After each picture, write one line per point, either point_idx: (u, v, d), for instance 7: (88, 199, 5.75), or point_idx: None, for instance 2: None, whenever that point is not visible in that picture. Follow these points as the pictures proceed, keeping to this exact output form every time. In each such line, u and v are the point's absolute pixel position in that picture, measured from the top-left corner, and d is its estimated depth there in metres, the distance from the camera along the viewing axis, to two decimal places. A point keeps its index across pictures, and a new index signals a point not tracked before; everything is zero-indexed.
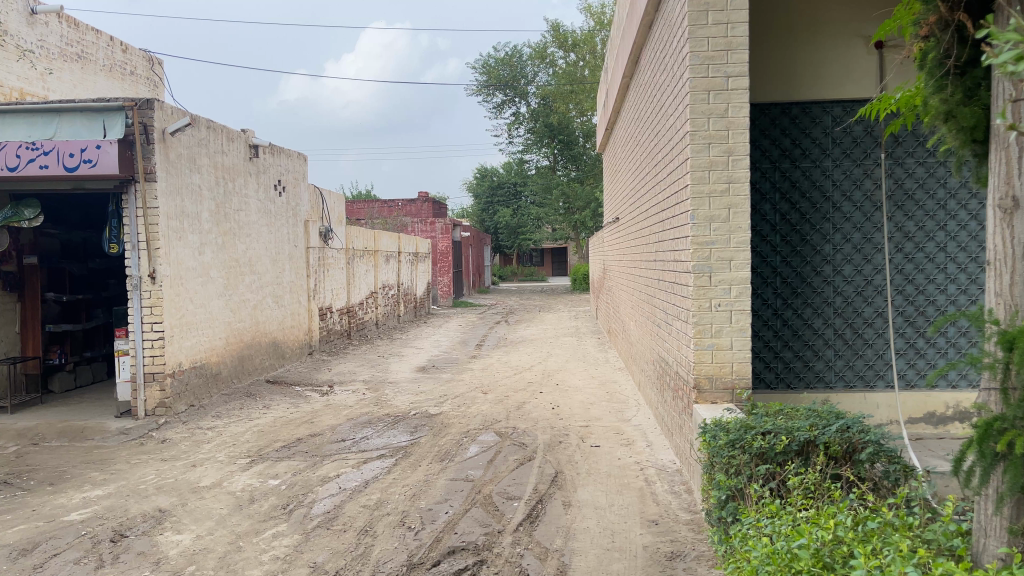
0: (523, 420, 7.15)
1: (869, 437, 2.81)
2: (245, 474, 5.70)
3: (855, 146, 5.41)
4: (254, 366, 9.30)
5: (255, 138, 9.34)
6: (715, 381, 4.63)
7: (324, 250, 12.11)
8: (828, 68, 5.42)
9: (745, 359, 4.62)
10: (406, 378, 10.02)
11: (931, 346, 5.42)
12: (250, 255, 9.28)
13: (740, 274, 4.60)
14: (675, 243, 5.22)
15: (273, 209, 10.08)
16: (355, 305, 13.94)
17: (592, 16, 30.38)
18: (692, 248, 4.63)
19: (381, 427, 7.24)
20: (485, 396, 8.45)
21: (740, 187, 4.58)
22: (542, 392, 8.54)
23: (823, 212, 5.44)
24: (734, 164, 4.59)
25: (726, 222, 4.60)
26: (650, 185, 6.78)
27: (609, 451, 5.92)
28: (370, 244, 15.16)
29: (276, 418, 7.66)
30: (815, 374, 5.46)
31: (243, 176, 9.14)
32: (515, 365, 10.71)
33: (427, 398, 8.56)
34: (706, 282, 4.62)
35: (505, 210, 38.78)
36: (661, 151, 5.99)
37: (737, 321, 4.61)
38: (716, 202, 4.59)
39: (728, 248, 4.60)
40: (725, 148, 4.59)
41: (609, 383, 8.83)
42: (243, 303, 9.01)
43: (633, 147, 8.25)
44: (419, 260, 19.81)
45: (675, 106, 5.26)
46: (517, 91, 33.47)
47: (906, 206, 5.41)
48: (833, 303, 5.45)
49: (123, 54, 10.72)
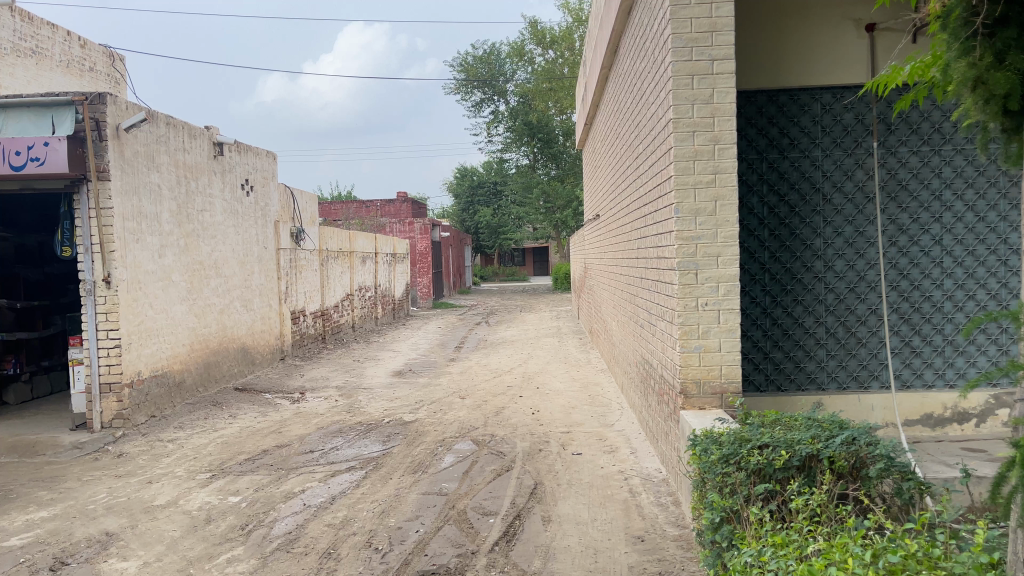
0: (501, 427, 6.82)
1: (878, 451, 2.52)
2: (203, 491, 5.33)
3: (845, 135, 5.16)
4: (221, 373, 8.90)
5: (219, 135, 8.94)
6: (704, 387, 4.34)
7: (296, 251, 11.72)
8: (819, 55, 5.13)
9: (735, 361, 4.32)
10: (381, 383, 9.66)
11: (928, 345, 5.16)
12: (216, 258, 8.88)
13: (729, 271, 4.30)
14: (657, 239, 4.94)
15: (240, 210, 9.68)
16: (330, 308, 13.56)
17: (570, 12, 30.12)
18: (677, 244, 4.33)
19: (353, 436, 6.90)
20: (462, 401, 8.12)
21: (727, 178, 4.28)
22: (522, 396, 8.22)
23: (812, 204, 5.18)
24: (721, 153, 4.29)
25: (712, 215, 4.30)
26: (631, 178, 6.51)
27: (591, 459, 5.62)
28: (345, 245, 14.79)
29: (242, 428, 7.29)
30: (806, 376, 5.19)
31: (207, 175, 8.74)
32: (495, 367, 10.38)
33: (401, 404, 8.21)
34: (692, 280, 4.32)
35: (485, 210, 38.44)
36: (643, 141, 5.70)
37: (725, 321, 4.32)
38: (702, 193, 4.29)
39: (715, 244, 4.31)
40: (711, 136, 4.29)
41: (591, 385, 8.52)
42: (208, 308, 8.61)
43: (613, 140, 7.96)
44: (396, 261, 19.43)
45: (656, 95, 4.98)
46: (495, 89, 33.17)
47: (899, 197, 5.15)
48: (824, 301, 5.19)
49: (81, 49, 10.28)
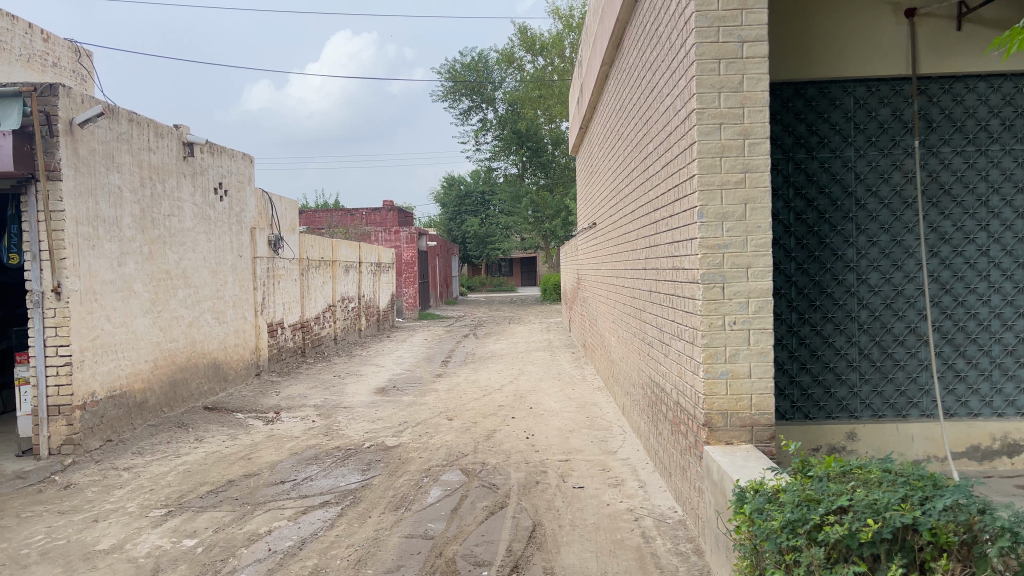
0: (493, 453, 6.21)
1: (995, 524, 1.94)
2: (154, 532, 4.67)
3: (881, 132, 4.62)
4: (190, 392, 8.23)
5: (189, 135, 8.31)
6: (732, 419, 3.75)
7: (274, 260, 11.08)
8: (851, 43, 4.58)
9: (766, 390, 3.74)
10: (362, 402, 9.01)
11: (973, 368, 4.61)
12: (184, 266, 8.22)
13: (761, 285, 3.73)
14: (672, 247, 4.38)
15: (212, 215, 9.03)
16: (310, 320, 12.91)
17: (560, 19, 29.69)
18: (700, 253, 3.76)
19: (329, 464, 6.26)
20: (450, 423, 7.51)
21: (759, 178, 3.71)
22: (514, 417, 7.62)
23: (844, 210, 4.63)
24: (751, 149, 3.72)
25: (741, 221, 3.73)
26: (637, 182, 5.94)
27: (595, 494, 5.02)
28: (327, 254, 14.15)
29: (208, 453, 6.63)
30: (837, 402, 4.63)
31: (176, 177, 8.10)
32: (484, 385, 9.76)
33: (383, 426, 7.57)
34: (717, 295, 3.74)
35: (473, 219, 37.90)
36: (652, 140, 5.13)
37: (756, 343, 3.73)
38: (730, 195, 3.72)
39: (744, 253, 3.73)
40: (740, 129, 3.72)
41: (589, 406, 7.93)
42: (175, 321, 7.95)
43: (613, 141, 7.41)
44: (382, 270, 18.81)
45: (670, 84, 4.42)
46: (483, 97, 32.70)
47: (941, 202, 4.61)
48: (857, 318, 4.63)
49: (44, 44, 9.63)
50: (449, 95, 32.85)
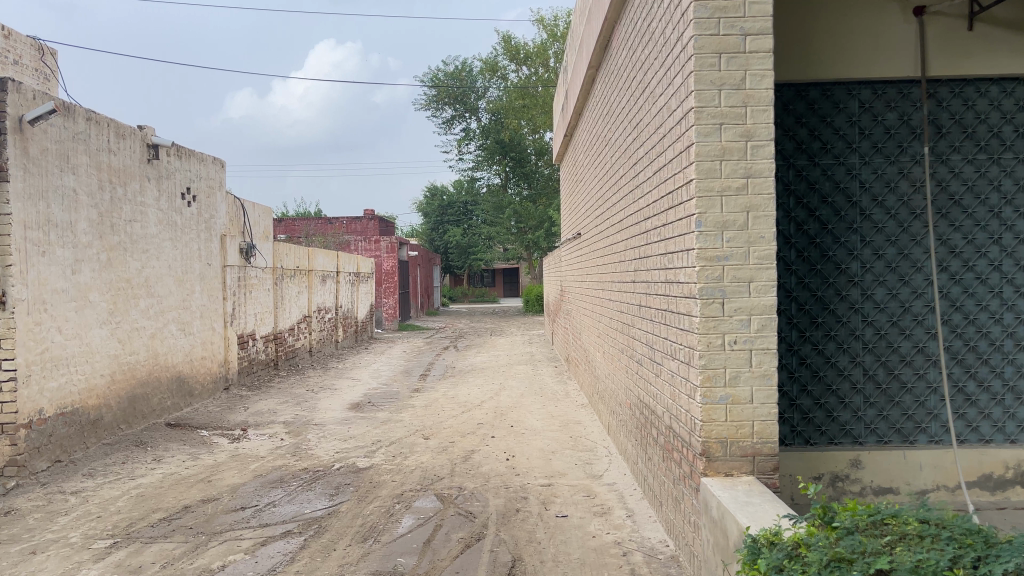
0: (472, 477, 5.83)
1: None
2: (95, 568, 4.24)
3: (887, 138, 4.33)
4: (151, 408, 7.78)
5: (154, 136, 7.89)
6: (732, 448, 3.40)
7: (245, 269, 10.66)
8: (856, 43, 4.28)
9: (769, 416, 3.40)
10: (335, 419, 8.60)
11: (984, 391, 4.31)
12: (147, 274, 7.79)
13: (764, 300, 3.40)
14: (665, 259, 4.05)
15: (179, 222, 8.60)
16: (284, 331, 12.46)
17: (545, 28, 29.50)
18: (698, 265, 3.41)
19: (295, 488, 5.84)
20: (426, 443, 7.13)
21: (763, 183, 3.38)
22: (494, 436, 7.25)
23: (848, 220, 4.32)
24: (754, 152, 3.39)
25: (743, 230, 3.40)
26: (625, 190, 5.60)
27: (580, 524, 4.65)
28: (303, 263, 13.72)
29: (165, 476, 6.19)
30: (840, 427, 4.32)
31: (139, 181, 7.68)
32: (463, 400, 9.37)
33: (355, 446, 7.17)
34: (717, 311, 3.40)
35: (456, 230, 37.53)
36: (641, 144, 4.79)
37: (758, 364, 3.39)
38: (730, 202, 3.39)
39: (746, 266, 3.40)
40: (742, 130, 3.39)
41: (572, 424, 7.58)
42: (135, 332, 7.50)
43: (600, 147, 7.08)
44: (360, 281, 18.39)
45: (663, 84, 4.09)
46: (467, 106, 32.38)
47: (951, 213, 4.31)
48: (862, 336, 4.32)
49: (5, 40, 9.17)
50: (433, 104, 32.54)
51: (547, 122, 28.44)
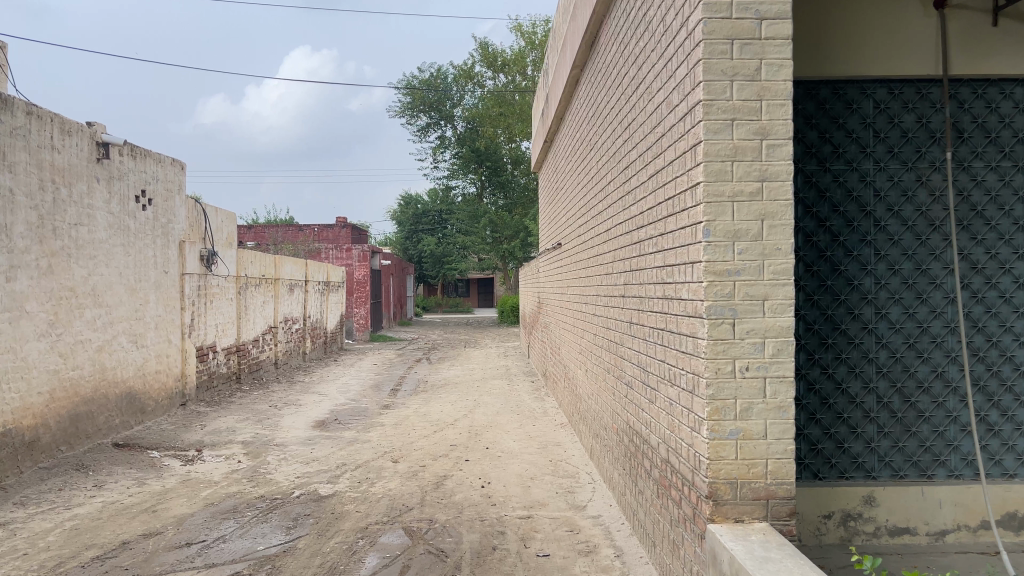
0: (444, 508, 5.35)
1: None
2: None
3: (904, 142, 3.95)
4: (97, 427, 7.18)
5: (104, 134, 7.34)
6: (742, 490, 2.97)
7: (206, 277, 10.09)
8: (872, 38, 3.91)
9: (786, 454, 2.97)
10: (298, 438, 8.06)
11: (1008, 421, 3.92)
12: (94, 282, 7.22)
13: (780, 322, 2.98)
14: (663, 273, 3.61)
15: (133, 226, 8.03)
16: (247, 343, 11.87)
17: (522, 36, 29.19)
18: (706, 281, 2.98)
19: (249, 519, 5.31)
20: (395, 467, 6.63)
21: (782, 188, 2.97)
22: (468, 460, 6.77)
23: (861, 232, 3.94)
24: (770, 152, 2.98)
25: (757, 241, 2.97)
26: (612, 196, 5.16)
27: (564, 566, 4.18)
28: (269, 271, 13.14)
29: (105, 505, 5.61)
30: (852, 459, 3.91)
31: (86, 182, 7.12)
32: (436, 418, 8.88)
33: (318, 470, 6.65)
34: (727, 333, 2.97)
35: (430, 239, 37.01)
36: (634, 145, 4.35)
37: (774, 395, 2.97)
38: (744, 209, 2.97)
39: (761, 282, 2.97)
40: (757, 127, 2.97)
41: (552, 446, 7.12)
42: (79, 345, 6.92)
43: (584, 151, 6.66)
44: (330, 290, 17.81)
45: (661, 77, 3.66)
46: (442, 113, 31.69)
47: (972, 225, 3.94)
48: (876, 359, 3.93)
49: None
50: (408, 111, 32.05)
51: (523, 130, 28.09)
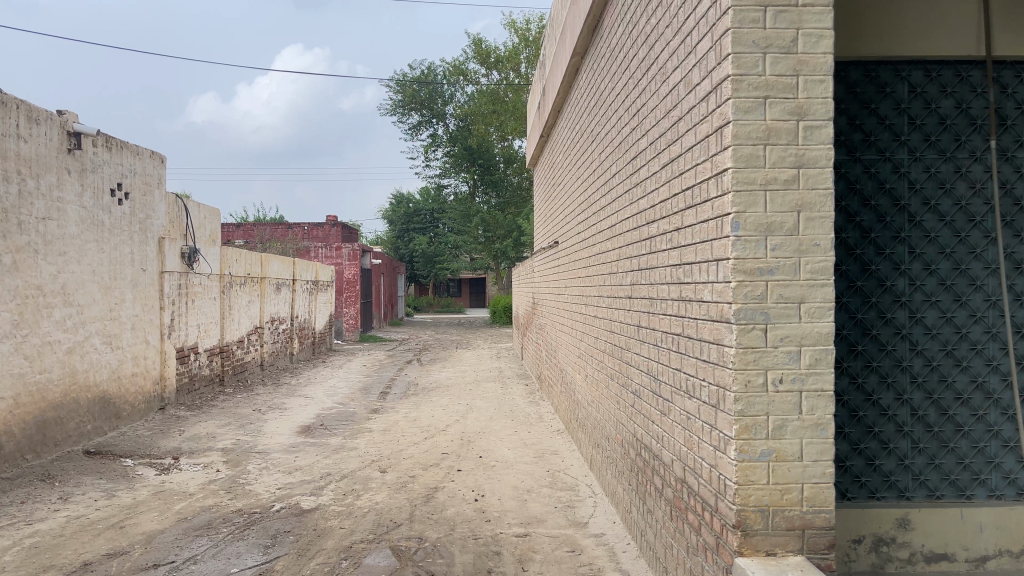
0: (435, 524, 4.97)
1: None
2: None
3: (942, 130, 3.61)
4: (66, 434, 6.77)
5: (76, 124, 6.94)
6: (775, 518, 2.61)
7: (187, 276, 9.67)
8: (906, 15, 3.57)
9: (824, 478, 2.61)
10: (281, 445, 7.67)
11: None
12: (64, 280, 6.81)
13: (819, 327, 2.62)
14: (679, 273, 3.26)
15: (108, 222, 7.62)
16: (231, 344, 11.45)
17: (516, 32, 28.82)
18: (734, 282, 2.62)
19: (224, 536, 4.92)
20: (383, 477, 6.25)
21: (821, 175, 2.62)
22: (461, 470, 6.40)
23: (894, 228, 3.59)
24: (807, 135, 2.62)
25: (793, 235, 2.62)
26: (617, 189, 4.81)
27: None
28: (255, 270, 12.72)
29: (70, 520, 5.21)
30: (882, 477, 3.57)
31: (56, 173, 6.71)
32: (426, 424, 8.50)
33: (301, 481, 6.26)
34: (758, 341, 2.62)
35: (421, 238, 36.61)
36: (643, 134, 4.00)
37: (810, 411, 2.62)
38: (778, 199, 2.61)
39: (796, 282, 2.62)
40: (794, 106, 2.61)
41: (549, 456, 6.75)
42: (47, 347, 6.51)
43: (584, 144, 6.30)
44: (319, 289, 17.39)
45: (677, 56, 3.32)
46: (432, 112, 31.42)
47: (1017, 221, 3.58)
48: (910, 368, 3.58)
49: None
50: (399, 108, 31.63)
51: (516, 128, 27.75)
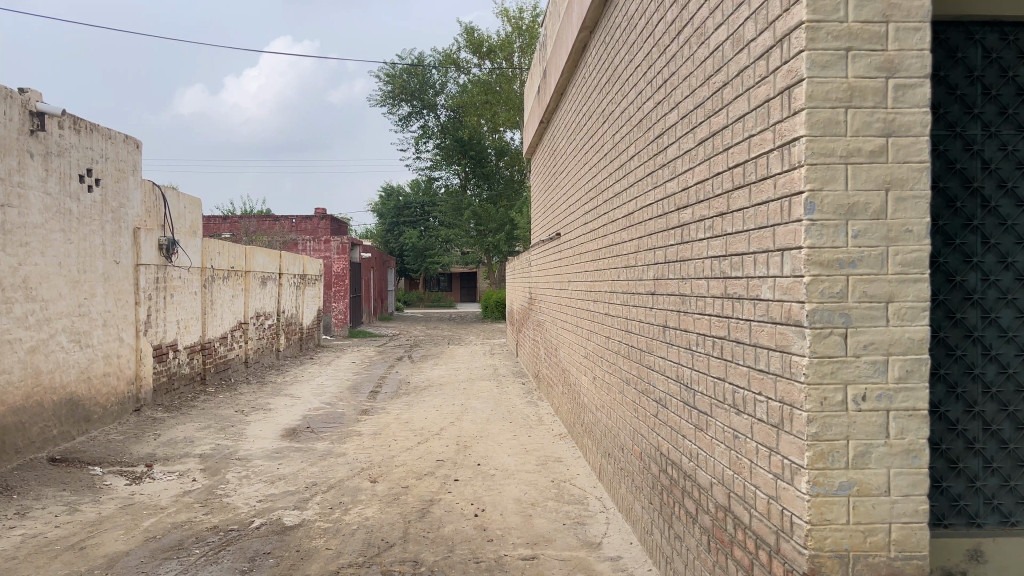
0: (431, 545, 4.47)
1: None
2: None
3: (1020, 102, 3.11)
4: (29, 440, 6.23)
5: (40, 103, 6.38)
6: (856, 567, 2.13)
7: (166, 268, 9.12)
8: None
9: (916, 516, 2.14)
10: (264, 451, 7.16)
11: None
12: (26, 273, 6.26)
13: (911, 332, 2.14)
14: (724, 267, 2.79)
15: (76, 210, 7.07)
16: (213, 340, 10.91)
17: (509, 21, 28.24)
18: (808, 278, 2.14)
19: (196, 558, 4.41)
20: (374, 488, 5.75)
21: (913, 144, 2.14)
22: (458, 480, 5.90)
23: (965, 215, 3.08)
24: (897, 95, 2.14)
25: (879, 219, 2.14)
26: (635, 173, 4.33)
27: None
28: (239, 264, 12.15)
29: (25, 540, 4.68)
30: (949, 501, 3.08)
31: (17, 156, 6.16)
32: (419, 427, 8.01)
33: (284, 492, 5.74)
34: (837, 349, 2.14)
35: (412, 231, 36.07)
36: (672, 109, 3.53)
37: (900, 435, 2.14)
38: (862, 174, 2.13)
39: (883, 276, 2.14)
40: (882, 60, 2.14)
41: (553, 464, 6.27)
42: (6, 345, 5.96)
43: (592, 126, 5.82)
44: (306, 284, 16.83)
45: (721, 13, 2.84)
46: (424, 102, 30.61)
47: None
48: (982, 376, 3.09)
49: None
50: (389, 99, 31.03)
51: (509, 119, 27.23)
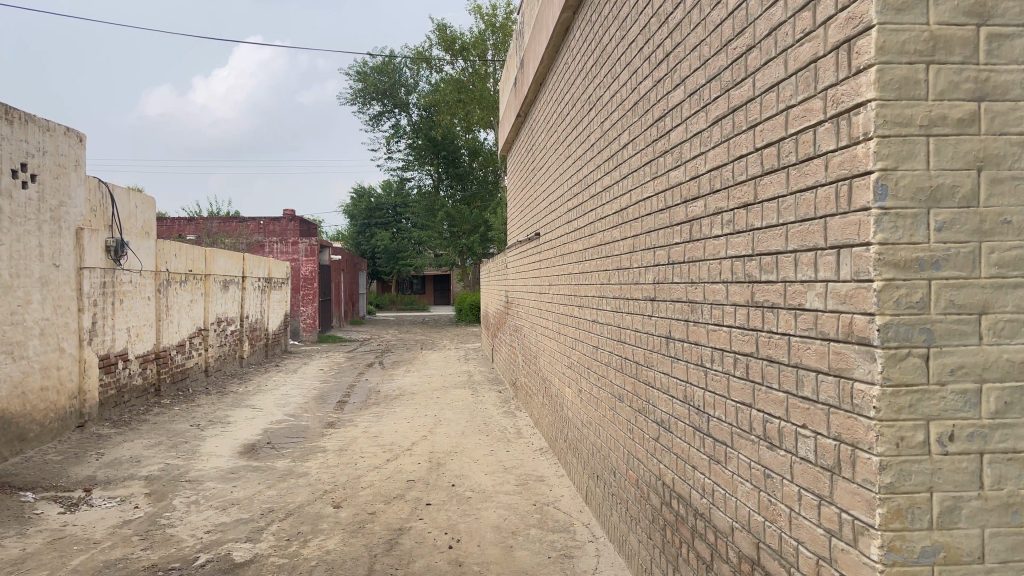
0: None
1: None
2: None
3: None
4: None
5: None
6: None
7: (113, 273, 8.46)
8: None
9: None
10: (219, 471, 6.56)
11: None
12: None
13: (1010, 353, 1.67)
14: (753, 269, 2.32)
15: (7, 208, 6.42)
16: (169, 349, 10.24)
17: (482, 18, 27.69)
18: (880, 283, 1.65)
19: None
20: (337, 515, 5.20)
21: (1010, 110, 1.68)
22: (431, 503, 5.37)
23: None
24: (991, 49, 1.68)
25: (968, 207, 1.67)
26: (628, 165, 3.86)
27: None
28: (198, 267, 11.49)
29: None
30: None
31: None
32: (389, 442, 7.46)
33: (237, 521, 5.16)
34: (917, 375, 1.65)
35: (384, 234, 35.42)
36: (676, 87, 3.05)
37: (996, 485, 1.67)
38: (948, 149, 1.67)
39: (974, 280, 1.67)
40: (971, 3, 1.68)
41: (535, 483, 5.76)
42: None
43: (575, 115, 5.34)
44: (272, 287, 16.15)
45: None
46: (395, 101, 29.92)
47: None
48: None
49: None
50: (360, 97, 30.34)
51: (482, 118, 26.68)
